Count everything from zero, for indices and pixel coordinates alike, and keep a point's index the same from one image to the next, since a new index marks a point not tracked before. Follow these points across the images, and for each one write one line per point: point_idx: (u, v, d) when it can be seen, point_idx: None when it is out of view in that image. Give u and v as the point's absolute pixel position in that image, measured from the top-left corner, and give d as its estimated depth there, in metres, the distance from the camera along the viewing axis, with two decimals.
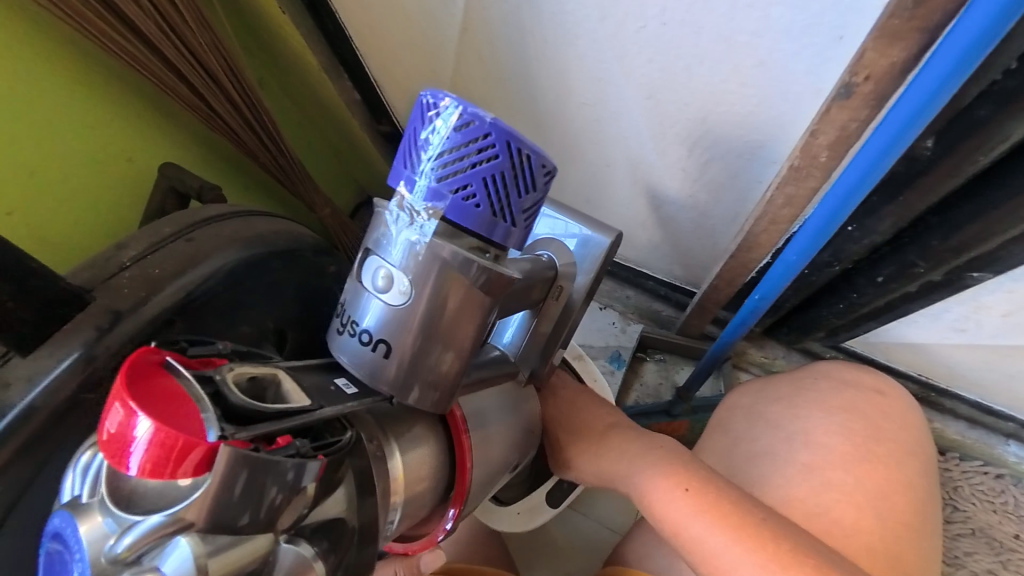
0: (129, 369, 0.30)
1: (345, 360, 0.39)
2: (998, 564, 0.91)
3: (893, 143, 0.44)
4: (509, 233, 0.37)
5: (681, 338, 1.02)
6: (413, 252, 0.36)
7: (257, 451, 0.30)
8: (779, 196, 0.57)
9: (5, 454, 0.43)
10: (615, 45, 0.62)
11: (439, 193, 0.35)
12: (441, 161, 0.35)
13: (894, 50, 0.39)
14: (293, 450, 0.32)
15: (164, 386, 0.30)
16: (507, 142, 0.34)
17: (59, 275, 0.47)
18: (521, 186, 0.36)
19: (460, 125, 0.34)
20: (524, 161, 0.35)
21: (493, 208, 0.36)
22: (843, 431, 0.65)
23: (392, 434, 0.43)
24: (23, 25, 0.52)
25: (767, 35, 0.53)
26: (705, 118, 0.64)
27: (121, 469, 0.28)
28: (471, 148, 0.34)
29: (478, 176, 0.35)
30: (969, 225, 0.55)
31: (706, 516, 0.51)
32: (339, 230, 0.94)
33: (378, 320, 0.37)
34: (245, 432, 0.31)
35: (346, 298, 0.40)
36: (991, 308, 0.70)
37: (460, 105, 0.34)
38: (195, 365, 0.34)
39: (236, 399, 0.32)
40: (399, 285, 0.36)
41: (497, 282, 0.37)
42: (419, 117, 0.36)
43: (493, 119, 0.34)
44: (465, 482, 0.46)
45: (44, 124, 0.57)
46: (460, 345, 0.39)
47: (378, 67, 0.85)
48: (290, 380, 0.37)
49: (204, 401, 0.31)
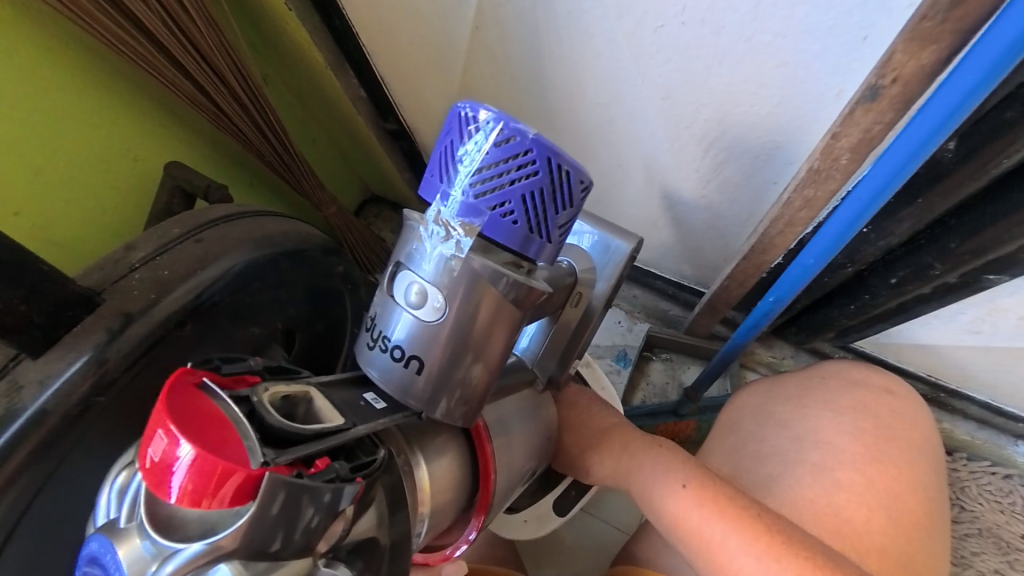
0: (169, 392, 0.30)
1: (374, 374, 0.39)
2: (1005, 564, 0.91)
3: (920, 147, 0.44)
4: (543, 249, 0.37)
5: (689, 338, 1.02)
6: (448, 267, 0.35)
7: (301, 477, 0.31)
8: (797, 198, 0.57)
9: (19, 457, 0.43)
10: (632, 44, 0.61)
11: (475, 208, 0.35)
12: (479, 177, 0.34)
13: (924, 53, 0.39)
14: (333, 473, 0.32)
15: (203, 407, 0.31)
16: (548, 158, 0.34)
17: (70, 278, 0.46)
18: (558, 202, 0.35)
19: (500, 141, 0.33)
20: (563, 176, 0.35)
21: (529, 224, 0.35)
22: (853, 431, 0.65)
23: (417, 446, 0.43)
24: (30, 23, 0.52)
25: (790, 36, 0.52)
26: (721, 118, 0.63)
27: (163, 493, 0.29)
28: (510, 164, 0.34)
29: (516, 193, 0.34)
30: (990, 228, 0.55)
31: (718, 518, 0.50)
32: (344, 229, 0.94)
33: (409, 334, 0.37)
34: (286, 455, 0.31)
35: (376, 311, 0.40)
36: (1007, 311, 0.70)
37: (500, 120, 0.33)
38: (229, 383, 0.34)
39: (273, 421, 0.32)
40: (432, 301, 0.36)
41: (528, 296, 0.37)
42: (456, 129, 0.35)
43: (535, 134, 0.33)
44: (488, 493, 0.46)
45: (52, 123, 0.56)
46: (487, 359, 0.39)
47: (385, 64, 0.83)
48: (322, 398, 0.36)
49: (243, 423, 0.31)
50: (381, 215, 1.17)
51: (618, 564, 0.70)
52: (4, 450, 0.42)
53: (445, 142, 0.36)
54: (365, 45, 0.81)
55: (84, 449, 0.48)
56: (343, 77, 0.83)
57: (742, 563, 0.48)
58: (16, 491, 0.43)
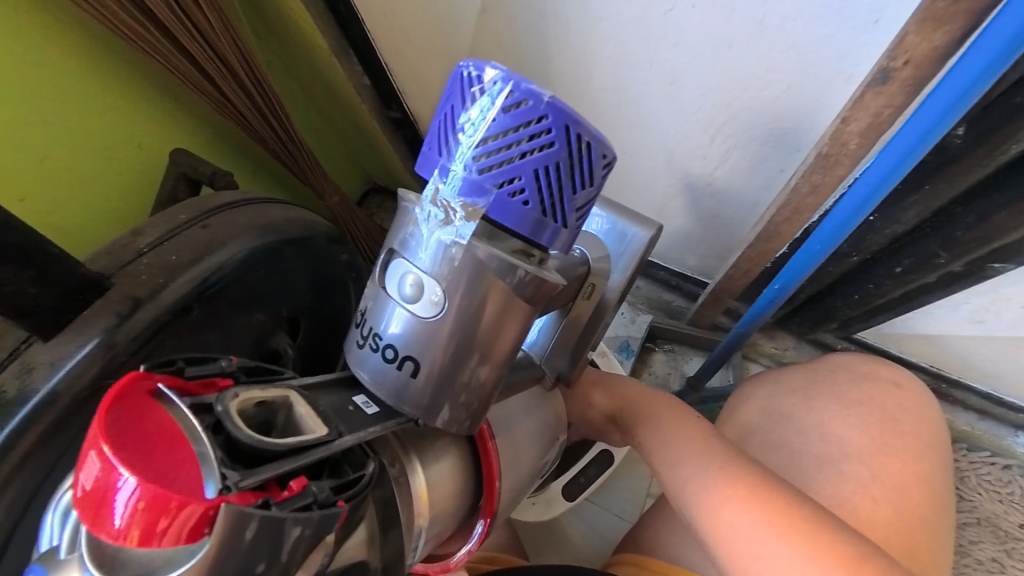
0: (111, 412, 0.29)
1: (365, 376, 0.39)
2: (1002, 552, 0.92)
3: (928, 132, 0.44)
4: (557, 235, 0.37)
5: (692, 329, 1.02)
6: (448, 255, 0.35)
7: (268, 507, 0.29)
8: (804, 184, 0.57)
9: (33, 437, 0.43)
10: (642, 28, 0.62)
11: (479, 186, 0.34)
12: (484, 148, 0.34)
13: (937, 34, 0.39)
14: (308, 499, 0.31)
15: (154, 428, 0.29)
16: (565, 126, 0.33)
17: (79, 262, 0.47)
18: (576, 181, 0.35)
19: (510, 104, 0.33)
20: (583, 149, 0.34)
21: (541, 206, 0.35)
22: (860, 423, 0.65)
23: (414, 452, 0.43)
24: (36, 10, 0.52)
25: (801, 19, 0.53)
26: (729, 104, 0.64)
27: (102, 525, 0.28)
28: (521, 132, 0.33)
29: (527, 169, 0.34)
30: (995, 216, 0.55)
31: (699, 452, 0.55)
32: (348, 218, 0.93)
33: (404, 331, 0.37)
34: (251, 479, 0.30)
35: (367, 305, 0.40)
36: (1010, 300, 0.71)
37: (510, 83, 0.33)
38: (194, 389, 0.34)
39: (241, 435, 0.31)
40: (429, 295, 0.36)
41: (540, 288, 0.37)
42: (460, 93, 0.35)
43: (550, 98, 0.32)
44: (493, 499, 0.47)
45: (58, 108, 0.56)
46: (495, 355, 0.39)
47: (391, 51, 0.84)
48: (304, 404, 0.36)
49: (202, 442, 0.30)
50: (384, 205, 1.16)
51: (620, 551, 0.71)
52: (18, 430, 0.43)
53: (447, 108, 0.36)
54: (370, 32, 0.81)
55: None
56: (348, 65, 0.82)
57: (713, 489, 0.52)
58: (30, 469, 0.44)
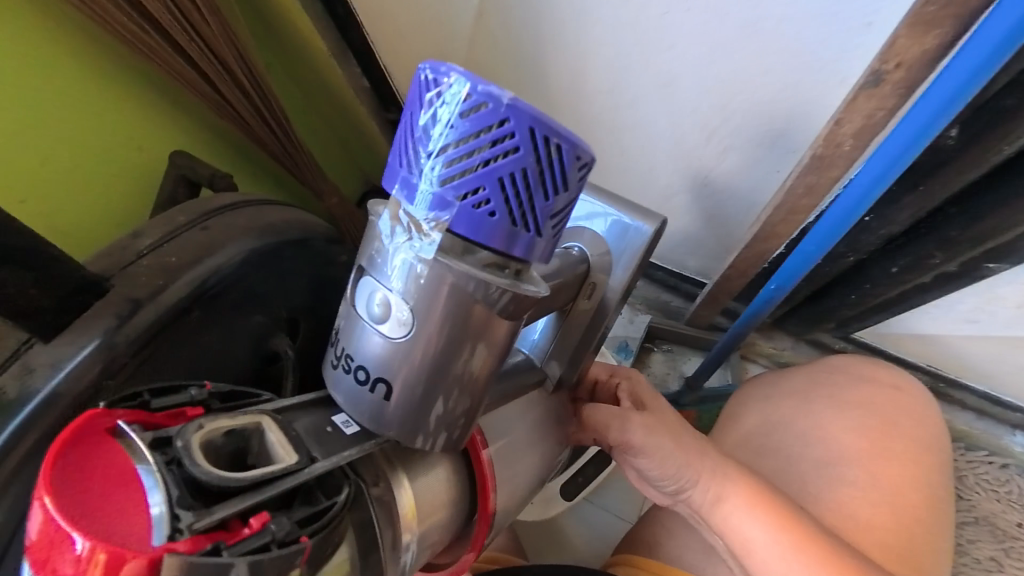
0: (67, 455, 0.29)
1: (340, 398, 0.40)
2: (1000, 551, 0.92)
3: (921, 133, 0.44)
4: (532, 243, 0.35)
5: (689, 330, 1.03)
6: (414, 275, 0.35)
7: (217, 553, 0.29)
8: (798, 184, 0.57)
9: (33, 439, 0.43)
10: (638, 32, 0.62)
11: (443, 198, 0.33)
12: (447, 157, 0.33)
13: (928, 38, 0.39)
14: (266, 538, 0.31)
15: (109, 471, 0.29)
16: (529, 129, 0.32)
17: (79, 264, 0.47)
18: (547, 185, 0.34)
19: (468, 110, 0.31)
20: (552, 153, 0.33)
21: (510, 215, 0.33)
22: (859, 427, 0.66)
23: (401, 467, 0.42)
24: (44, 19, 0.53)
25: (792, 22, 0.53)
26: (724, 105, 0.64)
27: (60, 573, 0.28)
28: (483, 137, 0.32)
29: (492, 176, 0.32)
30: (989, 216, 0.55)
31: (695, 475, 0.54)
32: (347, 220, 0.92)
33: (376, 352, 0.38)
34: (206, 520, 0.29)
35: (340, 325, 0.40)
36: (1006, 299, 0.71)
37: (469, 86, 0.31)
38: (160, 422, 0.34)
39: (201, 475, 0.31)
40: (397, 315, 0.36)
41: (518, 301, 0.36)
42: (421, 103, 0.34)
43: (511, 100, 0.31)
44: (488, 503, 0.47)
45: (63, 114, 0.57)
46: (490, 335, 0.38)
47: (388, 54, 0.84)
48: (275, 429, 0.36)
49: (155, 485, 0.30)
50: None
51: (620, 552, 0.71)
52: (18, 432, 0.43)
53: (408, 116, 0.35)
54: (367, 32, 0.81)
55: None
56: (344, 64, 0.85)
57: (720, 501, 0.54)
58: (32, 471, 0.44)
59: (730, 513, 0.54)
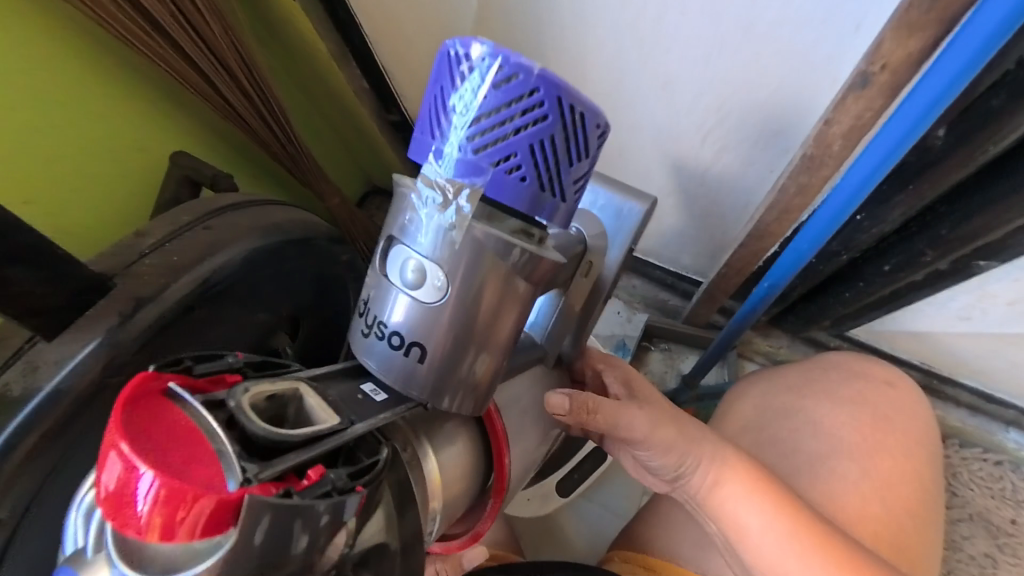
0: (129, 411, 0.30)
1: (373, 364, 0.40)
2: (994, 547, 0.93)
3: (907, 134, 0.45)
4: (557, 209, 0.38)
5: (686, 328, 1.03)
6: (448, 239, 0.36)
7: (289, 497, 0.30)
8: (790, 184, 0.58)
9: (38, 435, 0.44)
10: (634, 32, 0.63)
11: (476, 165, 0.36)
12: (479, 127, 0.35)
13: (912, 41, 0.40)
14: (328, 487, 0.32)
15: (170, 425, 0.30)
16: (557, 99, 0.34)
17: (83, 264, 0.48)
18: (571, 152, 0.36)
19: (500, 80, 0.33)
20: (576, 121, 0.35)
21: (538, 180, 0.36)
22: (853, 421, 0.67)
23: (425, 436, 0.44)
24: (45, 20, 0.53)
25: (787, 27, 0.55)
26: (719, 106, 0.65)
27: (127, 522, 0.28)
28: (513, 107, 0.34)
29: (522, 144, 0.35)
30: (979, 215, 0.56)
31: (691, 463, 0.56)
32: (347, 220, 0.93)
33: (406, 318, 0.38)
34: (269, 470, 0.30)
35: (369, 295, 0.41)
36: (997, 297, 0.72)
37: (500, 59, 0.33)
38: (204, 387, 0.34)
39: (257, 430, 0.32)
40: (433, 280, 0.37)
41: (538, 268, 0.39)
42: (450, 76, 0.35)
43: (540, 71, 0.33)
44: (504, 477, 0.48)
45: (72, 116, 0.58)
46: (492, 344, 0.40)
47: (389, 54, 0.86)
48: (314, 395, 0.37)
49: (217, 436, 0.31)
50: None
51: (618, 547, 0.72)
52: (23, 428, 0.43)
53: (435, 89, 0.37)
54: (368, 37, 0.83)
55: (97, 431, 0.49)
56: (347, 69, 0.86)
57: (716, 487, 0.55)
58: (38, 466, 0.45)
59: (726, 497, 0.54)
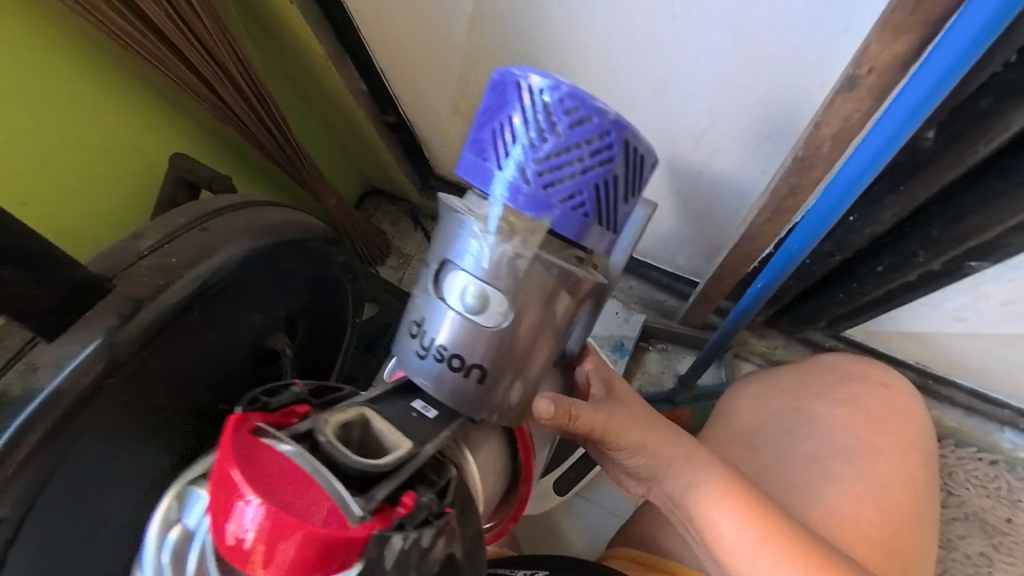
0: (234, 452, 0.31)
1: (423, 380, 0.43)
2: (990, 547, 0.93)
3: (895, 135, 0.46)
4: (607, 238, 0.41)
5: (683, 329, 1.04)
6: (513, 266, 0.39)
7: (398, 525, 0.33)
8: (782, 185, 0.59)
9: (37, 435, 0.45)
10: (624, 38, 0.63)
11: (545, 200, 0.38)
12: (549, 164, 0.37)
13: (898, 43, 0.41)
14: (425, 511, 0.34)
15: (276, 464, 0.32)
16: (624, 142, 0.37)
17: (79, 265, 0.48)
18: (627, 188, 0.40)
19: (575, 123, 0.36)
20: (635, 160, 0.39)
21: (598, 214, 0.39)
22: (847, 422, 0.67)
23: (463, 444, 0.44)
24: (41, 25, 0.54)
25: (777, 28, 0.54)
26: (710, 109, 0.66)
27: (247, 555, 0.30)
28: (585, 148, 0.37)
29: (589, 182, 0.38)
30: (971, 215, 0.57)
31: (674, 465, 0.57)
32: (345, 220, 0.95)
33: (456, 332, 0.41)
34: (374, 501, 0.33)
35: (421, 317, 0.42)
36: (991, 297, 0.72)
37: (579, 102, 0.36)
38: (282, 421, 0.36)
39: (352, 463, 0.34)
40: (495, 304, 0.40)
41: (578, 282, 0.41)
42: (519, 109, 0.37)
43: (613, 117, 0.36)
44: (529, 465, 0.49)
45: (64, 117, 0.58)
46: (528, 367, 0.43)
47: (383, 54, 0.84)
48: (381, 420, 0.39)
49: (322, 472, 0.33)
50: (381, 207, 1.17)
51: (615, 546, 0.72)
52: (21, 429, 0.44)
53: (500, 118, 0.38)
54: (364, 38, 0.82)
55: (96, 431, 0.50)
56: (343, 71, 0.85)
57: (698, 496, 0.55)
58: (37, 465, 0.45)
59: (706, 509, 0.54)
